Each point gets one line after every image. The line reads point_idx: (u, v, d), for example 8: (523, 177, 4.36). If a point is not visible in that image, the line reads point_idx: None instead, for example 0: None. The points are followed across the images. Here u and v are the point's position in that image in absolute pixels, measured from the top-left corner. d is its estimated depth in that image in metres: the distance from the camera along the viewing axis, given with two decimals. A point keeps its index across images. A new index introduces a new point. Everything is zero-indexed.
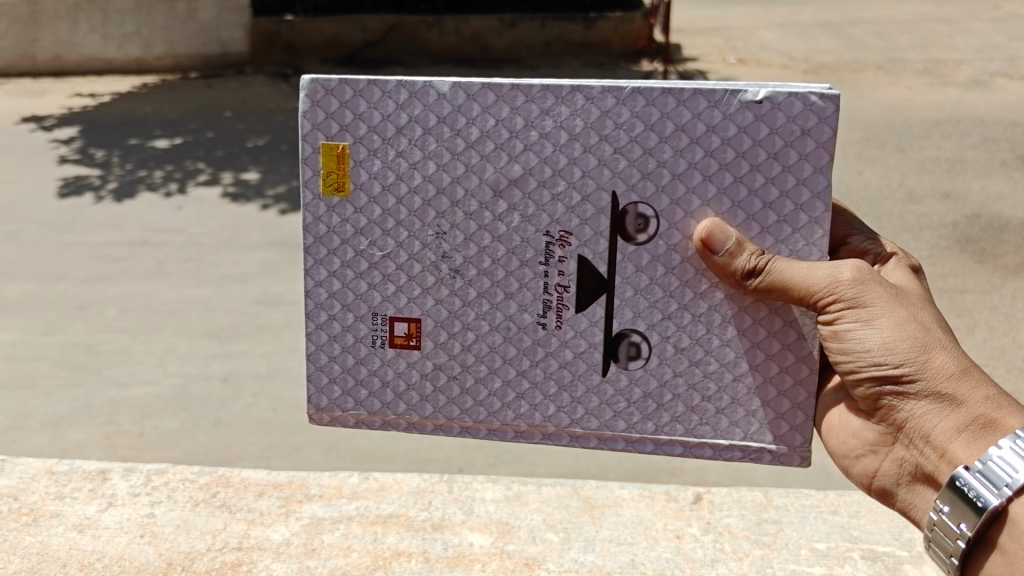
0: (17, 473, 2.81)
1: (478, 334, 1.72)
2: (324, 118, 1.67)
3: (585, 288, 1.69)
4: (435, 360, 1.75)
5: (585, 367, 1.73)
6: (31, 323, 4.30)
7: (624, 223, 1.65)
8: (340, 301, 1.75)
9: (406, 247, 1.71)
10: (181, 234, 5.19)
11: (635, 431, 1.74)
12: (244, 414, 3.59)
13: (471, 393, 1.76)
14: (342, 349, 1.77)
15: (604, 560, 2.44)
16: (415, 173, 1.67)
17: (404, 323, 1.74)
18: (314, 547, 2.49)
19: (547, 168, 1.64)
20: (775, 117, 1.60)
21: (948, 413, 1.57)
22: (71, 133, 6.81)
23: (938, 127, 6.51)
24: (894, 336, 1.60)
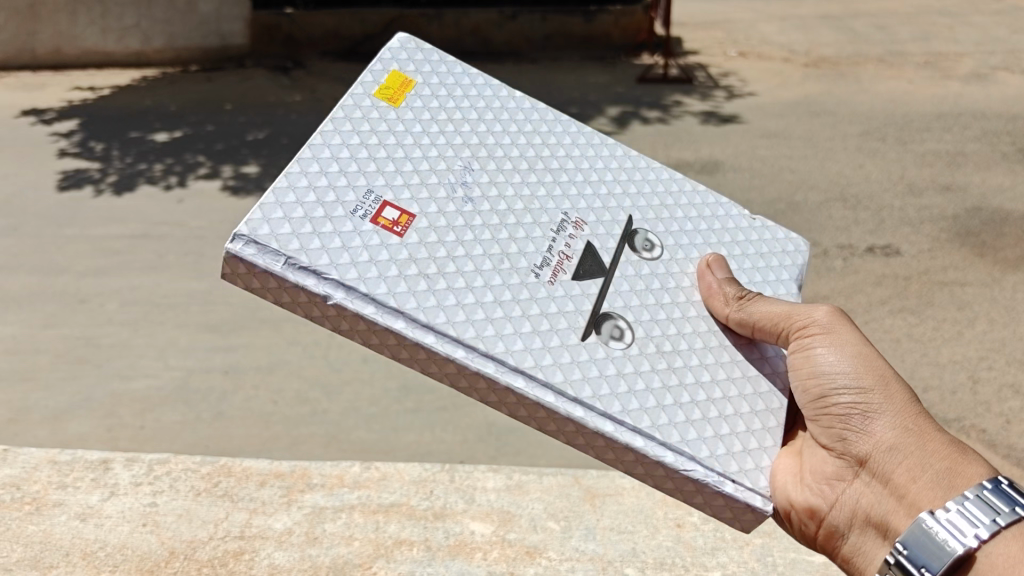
0: (20, 462, 2.82)
1: (468, 252, 1.62)
2: (407, 57, 1.88)
3: (586, 263, 1.70)
4: (413, 253, 1.59)
5: (564, 325, 1.61)
6: (32, 316, 4.31)
7: (633, 238, 1.79)
8: (336, 171, 1.64)
9: (429, 161, 1.72)
10: (182, 227, 5.19)
11: (599, 403, 1.54)
12: (245, 406, 3.60)
13: (438, 296, 1.56)
14: (312, 201, 1.59)
15: (605, 549, 2.45)
16: (465, 124, 1.82)
17: (397, 211, 1.62)
18: (316, 536, 2.50)
19: (580, 176, 1.84)
20: (764, 233, 1.92)
21: (914, 446, 1.58)
22: (71, 127, 6.81)
23: (939, 120, 6.50)
24: (861, 364, 1.66)
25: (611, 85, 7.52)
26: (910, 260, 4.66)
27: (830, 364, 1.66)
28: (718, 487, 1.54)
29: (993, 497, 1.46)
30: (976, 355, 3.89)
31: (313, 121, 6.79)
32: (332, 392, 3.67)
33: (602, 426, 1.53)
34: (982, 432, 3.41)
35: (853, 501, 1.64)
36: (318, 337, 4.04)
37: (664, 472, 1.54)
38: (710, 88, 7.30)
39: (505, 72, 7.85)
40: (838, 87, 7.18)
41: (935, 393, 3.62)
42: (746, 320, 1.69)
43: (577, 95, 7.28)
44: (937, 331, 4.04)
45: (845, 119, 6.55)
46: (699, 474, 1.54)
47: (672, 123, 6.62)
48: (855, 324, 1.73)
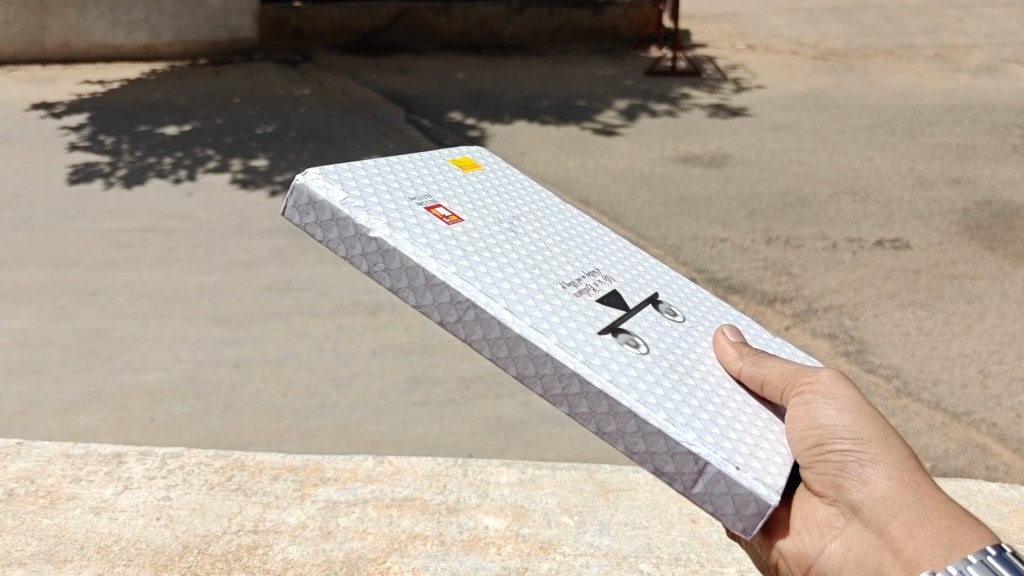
0: (34, 456, 2.83)
1: (505, 253, 1.42)
2: (484, 152, 1.87)
3: (618, 300, 1.46)
4: (455, 235, 1.39)
5: (584, 320, 1.34)
6: (43, 310, 4.31)
7: (658, 300, 1.58)
8: (394, 174, 1.54)
9: (482, 203, 1.59)
10: (191, 220, 5.19)
11: (626, 388, 1.23)
12: (255, 399, 3.60)
13: (483, 266, 1.33)
14: (368, 181, 1.47)
15: (620, 544, 2.44)
16: (520, 193, 1.74)
17: (450, 208, 1.48)
18: (330, 530, 2.50)
19: (618, 246, 1.72)
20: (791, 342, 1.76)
21: (910, 494, 1.30)
22: (80, 120, 6.81)
23: (949, 113, 6.47)
24: (855, 412, 1.39)
25: (619, 78, 7.49)
26: (920, 254, 4.63)
27: (829, 412, 1.37)
28: (734, 480, 1.19)
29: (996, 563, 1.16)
30: (987, 348, 3.86)
31: (320, 114, 6.77)
32: (342, 385, 3.66)
33: (616, 392, 1.21)
34: (993, 426, 3.39)
35: (840, 557, 1.34)
36: (327, 330, 4.04)
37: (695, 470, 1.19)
38: (719, 81, 7.27)
39: (513, 65, 7.82)
40: (847, 80, 7.14)
41: (945, 386, 3.61)
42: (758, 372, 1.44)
43: (585, 88, 7.25)
44: (947, 324, 4.02)
45: (854, 112, 6.51)
46: (722, 468, 1.18)
47: (681, 117, 6.59)
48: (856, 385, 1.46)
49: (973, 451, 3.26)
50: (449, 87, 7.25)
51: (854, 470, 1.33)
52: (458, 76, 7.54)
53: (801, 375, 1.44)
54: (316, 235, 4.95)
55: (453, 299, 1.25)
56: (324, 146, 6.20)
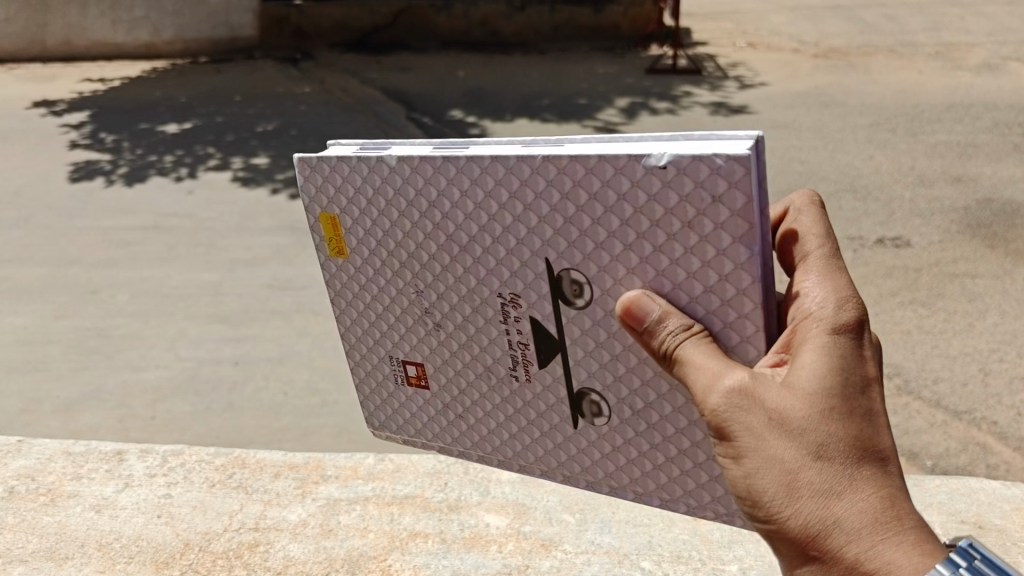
0: (34, 454, 2.83)
1: (466, 382, 1.66)
2: (314, 191, 1.61)
3: (543, 349, 1.53)
4: (441, 400, 1.72)
5: (557, 420, 1.59)
6: (45, 307, 4.31)
7: (560, 288, 1.45)
8: (356, 348, 1.77)
9: (392, 307, 1.66)
10: (192, 218, 5.19)
11: (612, 482, 1.59)
12: (256, 397, 3.59)
13: (479, 425, 1.69)
14: (374, 389, 1.79)
15: (622, 542, 2.43)
16: (387, 242, 1.58)
17: (414, 366, 1.71)
18: (331, 528, 2.50)
19: (485, 237, 1.47)
20: (686, 181, 1.28)
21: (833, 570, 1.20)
22: (80, 118, 6.81)
23: (950, 111, 6.46)
24: (780, 475, 1.24)
25: (620, 76, 7.48)
26: (921, 252, 4.63)
27: (743, 481, 1.29)
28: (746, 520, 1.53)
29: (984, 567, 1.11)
30: (987, 347, 3.86)
31: (321, 113, 6.77)
32: (343, 383, 3.66)
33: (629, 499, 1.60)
34: (994, 424, 3.39)
35: None
36: (328, 328, 4.04)
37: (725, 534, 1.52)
38: (721, 79, 7.26)
39: (513, 63, 7.81)
40: (848, 78, 7.13)
41: (946, 385, 3.61)
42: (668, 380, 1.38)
43: (586, 86, 7.24)
44: (948, 323, 4.01)
45: (855, 110, 6.51)
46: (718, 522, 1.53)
47: (682, 115, 6.59)
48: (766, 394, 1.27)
49: (974, 449, 3.26)
50: (450, 85, 7.24)
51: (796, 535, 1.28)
52: (458, 74, 7.54)
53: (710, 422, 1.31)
54: None
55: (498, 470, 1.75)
56: (325, 144, 6.19)
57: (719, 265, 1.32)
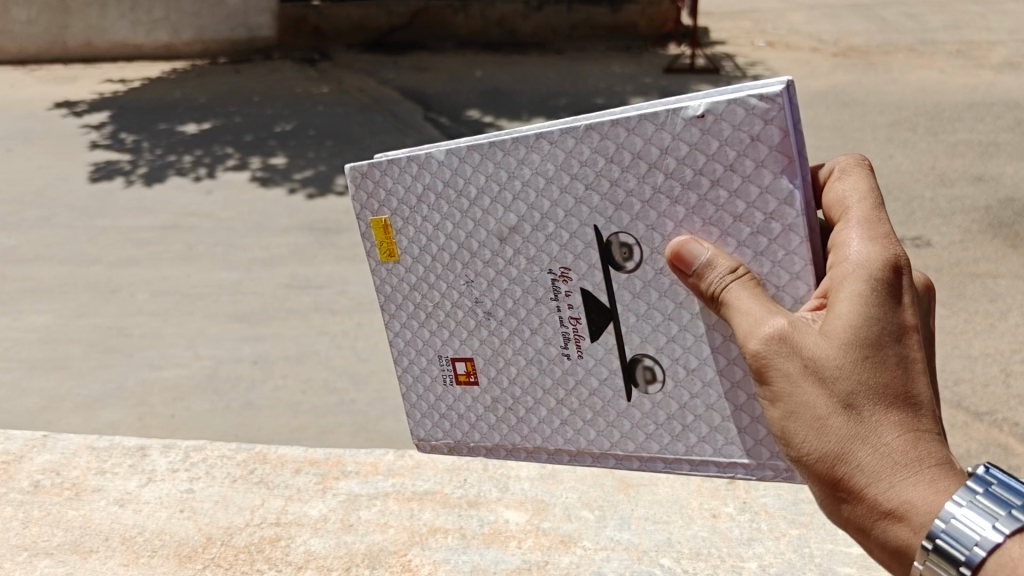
0: (59, 448, 2.86)
1: (518, 367, 1.70)
2: (367, 197, 1.73)
3: (596, 319, 1.59)
4: (492, 394, 1.76)
5: (610, 394, 1.64)
6: (64, 306, 4.36)
7: (610, 254, 1.52)
8: (415, 345, 1.81)
9: (446, 294, 1.72)
10: (211, 218, 5.23)
11: (668, 452, 1.63)
12: (275, 395, 3.62)
13: (525, 420, 1.74)
14: (424, 388, 1.83)
15: (641, 538, 2.43)
16: (437, 235, 1.67)
17: (463, 361, 1.75)
18: (351, 523, 2.52)
19: (530, 209, 1.56)
20: (716, 134, 1.40)
21: (857, 503, 1.31)
22: (100, 118, 6.87)
23: (971, 110, 6.41)
24: (809, 420, 1.34)
25: (638, 75, 7.48)
26: (942, 252, 4.60)
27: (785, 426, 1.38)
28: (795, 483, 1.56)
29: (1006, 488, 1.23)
30: (1009, 347, 3.84)
31: (338, 113, 6.79)
32: (360, 382, 3.68)
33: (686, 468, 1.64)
34: (1015, 425, 3.36)
35: None
36: (346, 328, 4.05)
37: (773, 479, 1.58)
38: (739, 78, 7.24)
39: (530, 63, 7.80)
40: (868, 77, 7.09)
41: (967, 386, 3.59)
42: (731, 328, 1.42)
43: (603, 86, 7.23)
44: (968, 323, 4.00)
45: (875, 109, 6.47)
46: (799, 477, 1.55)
47: None
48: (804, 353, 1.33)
49: (995, 450, 3.23)
50: (467, 86, 7.25)
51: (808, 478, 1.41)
52: (475, 73, 7.53)
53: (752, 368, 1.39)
54: (335, 232, 4.96)
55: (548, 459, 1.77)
56: (342, 144, 6.23)
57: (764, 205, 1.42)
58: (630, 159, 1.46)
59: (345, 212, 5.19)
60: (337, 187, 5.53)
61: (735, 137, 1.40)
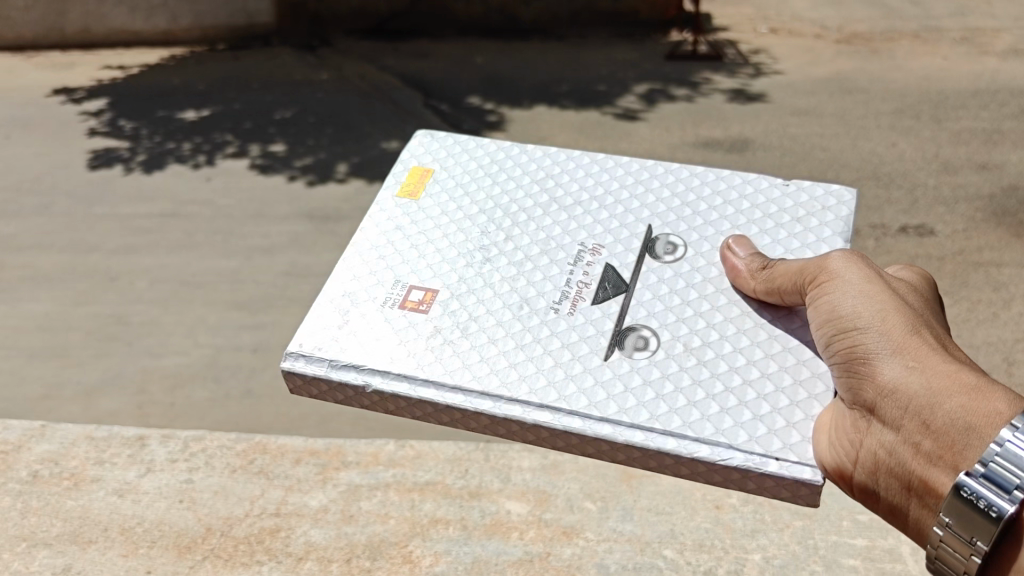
0: (57, 437, 2.84)
1: (488, 308, 1.66)
2: (425, 151, 2.00)
3: (604, 286, 1.69)
4: (436, 324, 1.64)
5: (586, 350, 1.59)
6: (64, 294, 4.34)
7: (654, 246, 1.76)
8: (372, 265, 1.76)
9: (447, 237, 1.80)
10: (211, 206, 5.20)
11: (626, 417, 1.47)
12: (276, 383, 3.60)
13: (460, 357, 1.58)
14: (354, 303, 1.69)
15: (643, 530, 2.41)
16: (481, 192, 1.90)
17: (423, 290, 1.70)
18: (352, 514, 2.50)
19: (589, 197, 1.87)
20: (792, 198, 1.81)
21: (928, 373, 1.36)
22: (100, 106, 6.83)
23: (975, 97, 6.36)
24: (885, 306, 1.44)
25: (639, 62, 7.43)
26: (945, 240, 4.57)
27: (855, 309, 1.45)
28: (761, 469, 1.41)
29: None
30: (1012, 337, 3.81)
31: (338, 99, 6.74)
32: None
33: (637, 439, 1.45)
34: None
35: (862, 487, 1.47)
36: None
37: (737, 476, 1.42)
38: (741, 65, 7.20)
39: (531, 50, 7.74)
40: (871, 64, 7.04)
41: None
42: (771, 287, 1.58)
43: (605, 72, 7.18)
44: (971, 313, 3.97)
45: (878, 97, 6.42)
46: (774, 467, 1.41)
47: (701, 101, 6.52)
48: (878, 271, 1.51)
49: None
50: (468, 72, 7.20)
51: (865, 367, 1.42)
52: (476, 60, 7.48)
53: (819, 276, 1.52)
54: (334, 220, 4.93)
55: (458, 406, 1.52)
56: (342, 131, 6.19)
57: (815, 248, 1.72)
58: (710, 194, 1.85)
59: (345, 200, 5.15)
60: (338, 175, 5.50)
61: (807, 204, 1.80)
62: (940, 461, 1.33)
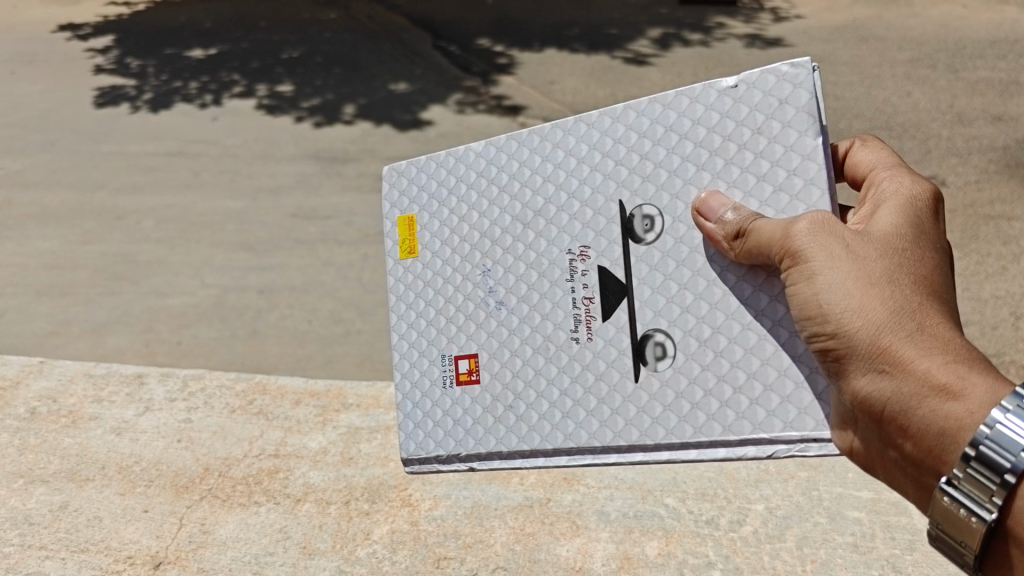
0: (56, 375, 2.83)
1: (524, 359, 1.71)
2: (402, 197, 1.93)
3: (608, 296, 1.63)
4: (493, 391, 1.74)
5: (617, 376, 1.62)
6: (70, 232, 4.30)
7: (631, 226, 1.62)
8: (420, 347, 1.86)
9: (460, 289, 1.80)
10: (217, 145, 5.13)
11: (674, 437, 1.57)
12: (280, 324, 3.57)
13: (524, 419, 1.70)
14: (423, 392, 1.84)
15: (645, 479, 2.40)
16: (463, 224, 1.82)
17: (466, 358, 1.78)
18: (351, 457, 2.49)
19: (554, 187, 1.71)
20: (747, 99, 1.57)
21: (902, 379, 1.31)
22: (105, 42, 6.72)
23: (994, 47, 6.21)
24: (854, 296, 1.36)
25: (653, 6, 7.26)
26: (957, 192, 4.49)
27: (827, 301, 1.38)
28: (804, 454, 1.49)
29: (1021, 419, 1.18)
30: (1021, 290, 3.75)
31: (346, 40, 6.62)
32: (366, 313, 3.62)
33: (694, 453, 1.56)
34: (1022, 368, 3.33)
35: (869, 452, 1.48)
36: (351, 258, 3.96)
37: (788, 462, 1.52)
38: (756, 10, 7.02)
39: None
40: (889, 11, 6.87)
41: (974, 326, 3.55)
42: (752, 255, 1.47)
43: (618, 16, 7.02)
44: (980, 266, 3.91)
45: (894, 45, 6.27)
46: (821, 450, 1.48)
47: (715, 46, 6.38)
48: (849, 237, 1.41)
49: None
50: (477, 14, 7.05)
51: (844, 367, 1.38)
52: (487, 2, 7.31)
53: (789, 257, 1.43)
54: (341, 161, 4.86)
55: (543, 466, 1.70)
56: (349, 72, 6.08)
57: (794, 169, 1.52)
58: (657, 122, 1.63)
59: (352, 141, 5.08)
60: (344, 116, 5.41)
61: (765, 100, 1.55)
62: (925, 462, 1.32)
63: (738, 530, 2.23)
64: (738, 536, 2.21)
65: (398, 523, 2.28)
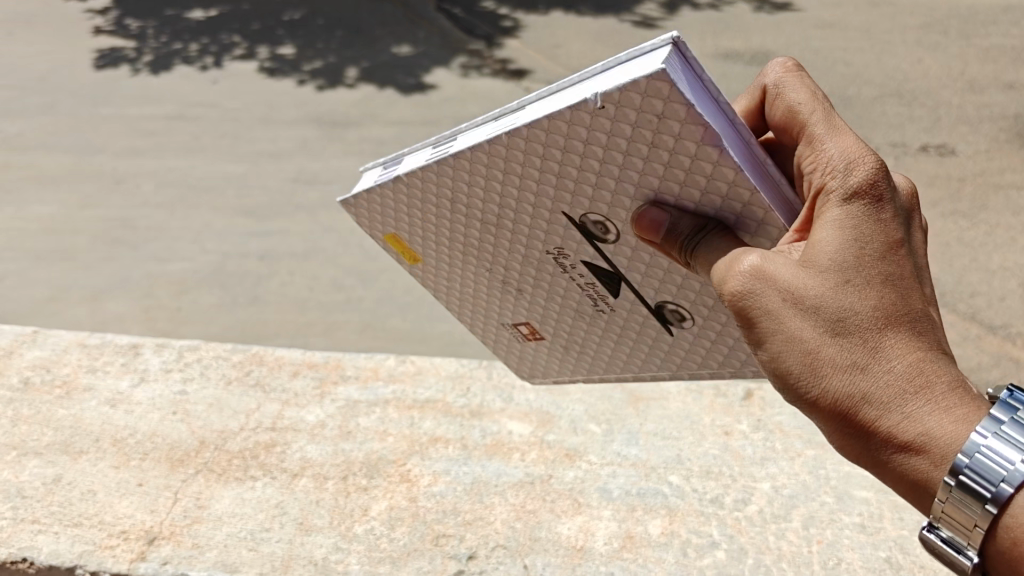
0: (50, 344, 2.78)
1: (570, 322, 1.74)
2: (367, 222, 1.77)
3: (609, 284, 1.57)
4: (561, 341, 1.82)
5: (655, 330, 1.63)
6: (69, 196, 4.24)
7: (589, 231, 1.46)
8: (479, 316, 1.90)
9: (480, 283, 1.77)
10: (217, 109, 5.05)
11: (729, 368, 1.61)
12: (280, 291, 3.53)
13: (598, 358, 1.79)
14: (506, 339, 1.94)
15: (648, 455, 2.36)
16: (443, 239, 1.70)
17: (523, 323, 1.83)
18: (350, 430, 2.45)
19: (497, 206, 1.52)
20: (621, 112, 1.24)
21: (869, 443, 1.22)
22: (105, 2, 6.61)
23: (1007, 13, 6.08)
24: (801, 363, 1.23)
25: None
26: (968, 161, 4.41)
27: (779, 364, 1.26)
28: None
29: (992, 459, 1.12)
30: None
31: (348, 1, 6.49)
32: (367, 281, 3.56)
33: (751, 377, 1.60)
34: None
35: None
36: (352, 227, 3.91)
37: None
38: None
39: None
40: None
41: (983, 298, 3.49)
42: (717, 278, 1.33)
43: None
44: (990, 237, 3.84)
45: (906, 10, 6.14)
46: None
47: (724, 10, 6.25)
48: (783, 284, 1.24)
49: (1008, 363, 3.18)
50: None
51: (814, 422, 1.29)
52: None
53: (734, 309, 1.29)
54: (343, 126, 4.78)
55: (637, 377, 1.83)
56: (351, 35, 5.97)
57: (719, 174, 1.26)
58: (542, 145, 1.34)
59: (353, 106, 4.99)
60: (346, 80, 5.31)
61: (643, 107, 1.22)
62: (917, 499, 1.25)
63: (743, 509, 2.19)
64: (743, 515, 2.18)
65: (397, 499, 2.25)
